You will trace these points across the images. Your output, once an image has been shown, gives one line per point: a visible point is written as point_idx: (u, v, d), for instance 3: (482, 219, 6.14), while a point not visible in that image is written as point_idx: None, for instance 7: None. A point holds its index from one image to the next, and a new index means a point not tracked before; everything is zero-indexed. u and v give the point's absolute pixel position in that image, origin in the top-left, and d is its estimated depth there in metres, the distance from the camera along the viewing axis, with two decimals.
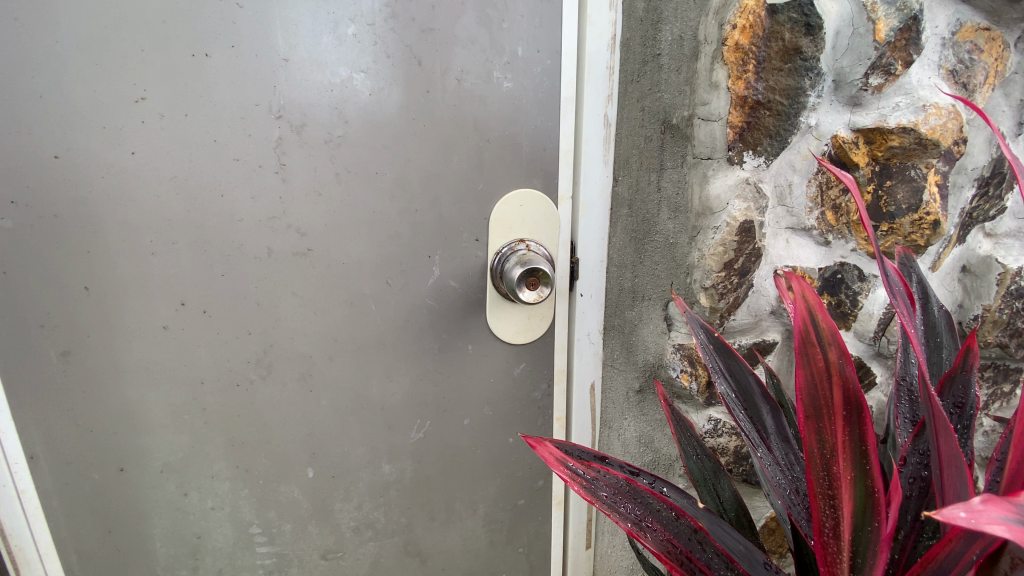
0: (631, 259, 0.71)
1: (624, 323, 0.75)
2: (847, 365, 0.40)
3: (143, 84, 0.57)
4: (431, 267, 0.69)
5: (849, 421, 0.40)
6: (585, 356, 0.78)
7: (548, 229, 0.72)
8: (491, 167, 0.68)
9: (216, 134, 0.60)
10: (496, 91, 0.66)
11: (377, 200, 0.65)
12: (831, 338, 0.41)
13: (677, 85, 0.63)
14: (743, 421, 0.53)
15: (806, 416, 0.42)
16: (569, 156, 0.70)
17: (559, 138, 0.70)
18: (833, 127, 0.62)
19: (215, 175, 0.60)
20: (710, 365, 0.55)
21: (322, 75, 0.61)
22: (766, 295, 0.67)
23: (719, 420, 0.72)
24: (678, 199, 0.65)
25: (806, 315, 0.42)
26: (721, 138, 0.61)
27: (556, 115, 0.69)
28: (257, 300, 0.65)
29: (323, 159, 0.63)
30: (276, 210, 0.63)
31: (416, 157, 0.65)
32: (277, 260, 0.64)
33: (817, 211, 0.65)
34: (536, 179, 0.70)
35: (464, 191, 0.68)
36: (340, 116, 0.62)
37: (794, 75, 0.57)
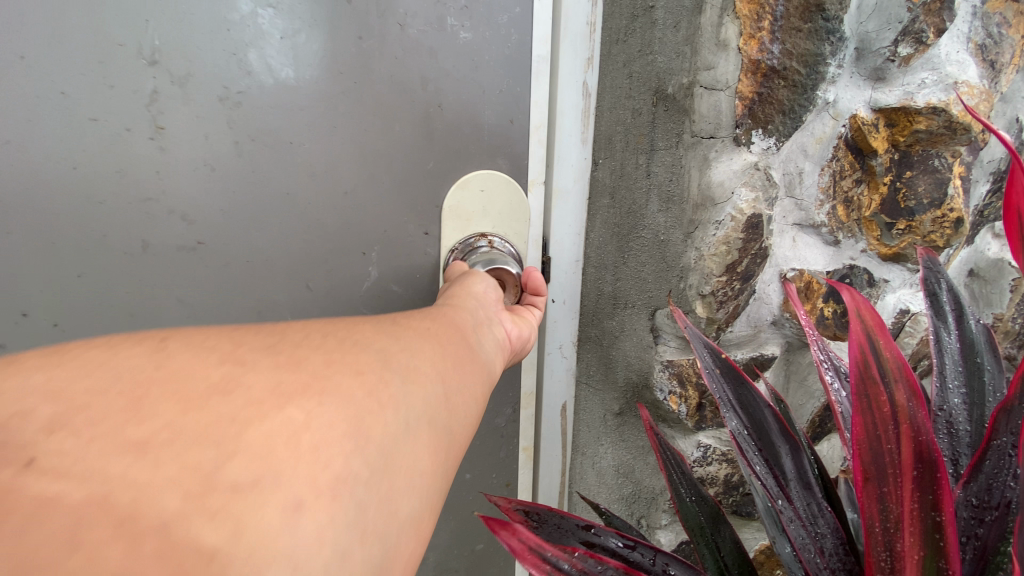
0: (611, 259, 0.60)
1: (603, 334, 0.63)
2: (920, 410, 0.30)
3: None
4: (366, 269, 0.56)
5: (920, 484, 0.30)
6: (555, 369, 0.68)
7: (517, 219, 0.60)
8: (443, 141, 0.55)
9: (65, 85, 0.43)
10: (450, 43, 0.52)
11: (294, 180, 0.51)
12: (900, 374, 0.31)
13: (675, 45, 0.49)
14: (758, 465, 0.42)
15: (865, 479, 0.32)
16: (542, 130, 0.58)
17: (530, 107, 0.57)
18: (852, 105, 0.52)
19: (61, 139, 0.43)
20: (717, 396, 0.44)
21: (214, 6, 0.45)
22: (769, 302, 0.58)
23: (709, 446, 0.61)
24: (671, 187, 0.52)
25: (863, 339, 0.32)
26: (728, 111, 0.49)
27: (526, 78, 0.56)
28: (133, 310, 0.49)
29: (219, 124, 0.47)
30: (152, 191, 0.47)
31: (346, 123, 0.51)
32: (156, 256, 0.48)
33: (828, 205, 0.55)
34: (500, 159, 0.58)
35: (410, 174, 0.54)
36: (241, 64, 0.47)
37: (814, 39, 0.46)
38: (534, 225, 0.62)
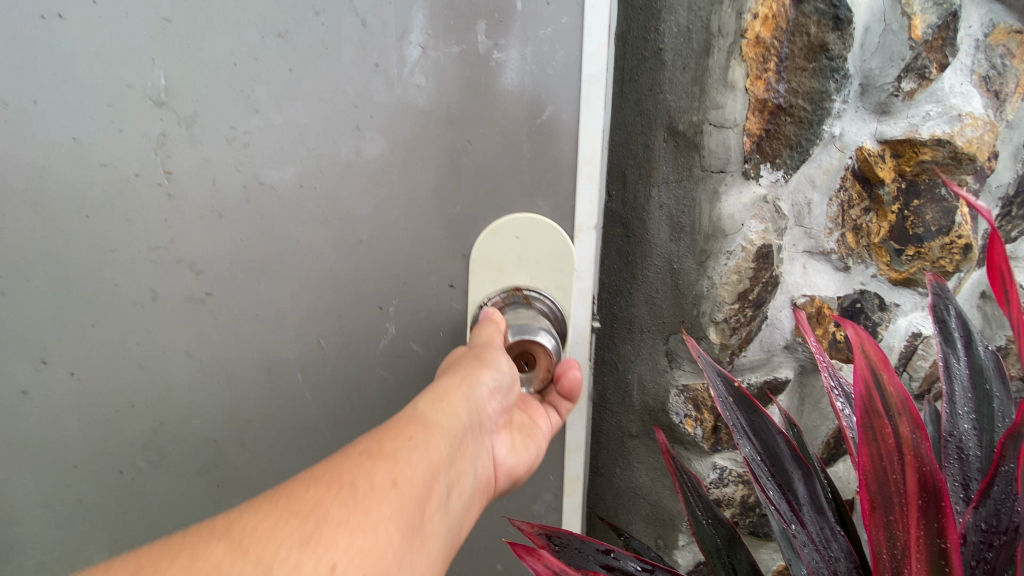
0: (626, 285, 0.60)
1: (618, 358, 0.63)
2: (923, 441, 0.32)
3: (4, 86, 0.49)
4: (384, 323, 0.56)
5: (925, 513, 0.31)
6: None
7: (561, 268, 0.56)
8: (469, 182, 0.53)
9: (76, 131, 0.50)
10: (480, 68, 0.50)
11: (304, 225, 0.53)
12: (903, 408, 0.32)
13: (684, 85, 0.52)
14: (771, 490, 0.44)
15: (872, 507, 0.33)
16: (593, 165, 0.52)
17: (580, 137, 0.52)
18: (858, 138, 0.54)
19: (80, 185, 0.51)
20: (730, 424, 0.45)
21: (222, 45, 0.49)
22: (781, 327, 0.59)
23: (725, 469, 0.63)
24: (683, 217, 0.55)
25: (868, 373, 0.33)
26: (737, 147, 0.51)
27: (573, 103, 0.51)
28: (143, 362, 0.57)
29: (226, 166, 0.51)
30: (161, 239, 0.53)
31: (361, 161, 0.52)
32: (167, 306, 0.55)
33: (837, 233, 0.57)
34: (539, 202, 0.54)
35: (428, 215, 0.54)
36: (249, 103, 0.50)
37: (818, 77, 0.49)
38: (583, 279, 0.56)
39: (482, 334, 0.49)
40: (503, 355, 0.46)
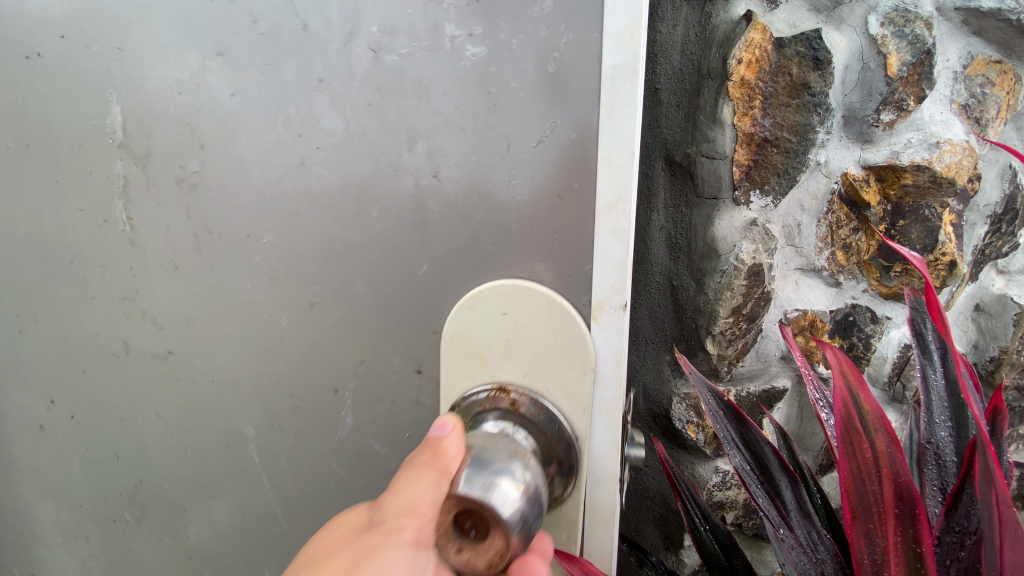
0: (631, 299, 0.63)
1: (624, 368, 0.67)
2: (897, 455, 0.36)
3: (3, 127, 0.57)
4: (340, 412, 0.47)
5: (901, 519, 0.37)
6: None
7: (574, 370, 0.39)
8: (434, 232, 0.40)
9: (60, 175, 0.52)
10: (449, 66, 0.37)
11: (252, 280, 0.46)
12: (879, 425, 0.37)
13: (678, 121, 0.58)
14: (760, 497, 0.48)
15: (854, 516, 0.38)
16: (620, 212, 0.36)
17: (598, 166, 0.36)
18: (842, 164, 0.58)
19: (66, 231, 0.53)
20: (721, 436, 0.49)
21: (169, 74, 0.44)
22: (776, 339, 0.64)
23: (727, 472, 0.67)
24: (680, 236, 0.60)
25: (847, 394, 0.38)
26: (728, 176, 0.56)
27: (594, 116, 0.35)
28: (122, 416, 0.57)
29: (178, 212, 0.47)
30: (129, 290, 0.52)
31: (304, 210, 0.43)
32: (136, 358, 0.54)
33: (827, 251, 0.61)
34: (537, 264, 0.38)
35: (383, 282, 0.42)
36: (193, 135, 0.45)
37: (802, 111, 0.54)
38: (608, 386, 0.39)
39: (404, 494, 0.35)
40: (403, 565, 0.34)
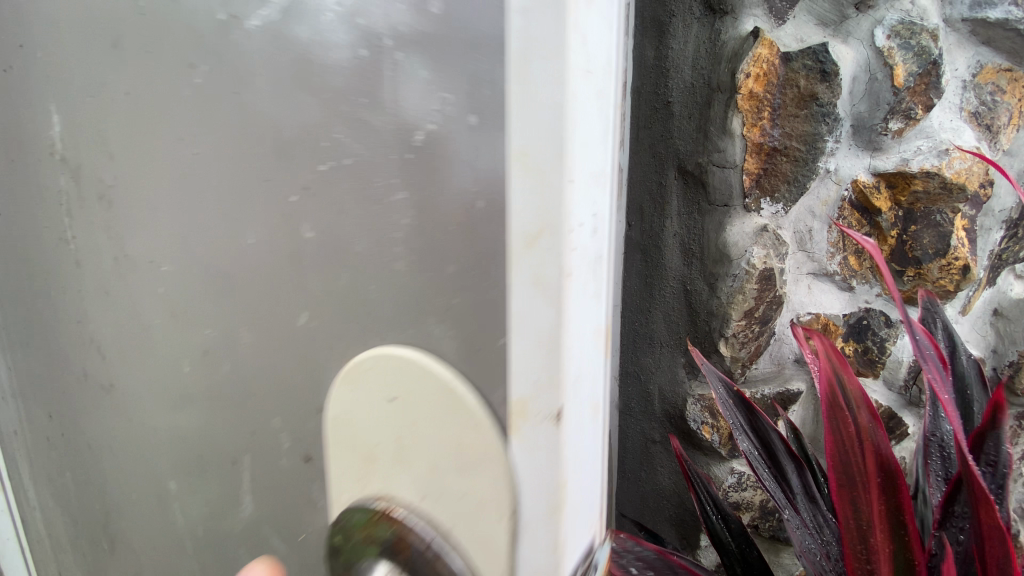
0: (647, 303, 0.66)
1: (641, 371, 0.69)
2: (879, 429, 0.38)
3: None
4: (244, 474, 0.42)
5: (884, 490, 0.38)
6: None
7: None
8: (313, 264, 0.31)
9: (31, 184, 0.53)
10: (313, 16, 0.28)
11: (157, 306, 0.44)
12: (860, 401, 0.39)
13: (690, 132, 0.60)
14: (769, 481, 0.49)
15: (839, 485, 0.39)
16: (543, 251, 0.22)
17: (508, 175, 0.22)
18: (852, 171, 0.60)
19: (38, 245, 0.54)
20: (731, 422, 0.51)
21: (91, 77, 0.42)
22: (790, 343, 0.65)
23: (742, 473, 0.68)
24: (693, 241, 0.62)
25: (830, 372, 0.40)
26: (737, 184, 0.59)
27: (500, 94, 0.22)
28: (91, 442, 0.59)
29: (108, 228, 0.46)
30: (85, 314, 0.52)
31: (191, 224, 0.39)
32: (95, 384, 0.55)
33: (839, 256, 0.63)
34: (428, 321, 0.26)
35: (265, 323, 0.35)
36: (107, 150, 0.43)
37: (810, 121, 0.56)
38: (537, 543, 0.25)
39: None
40: None
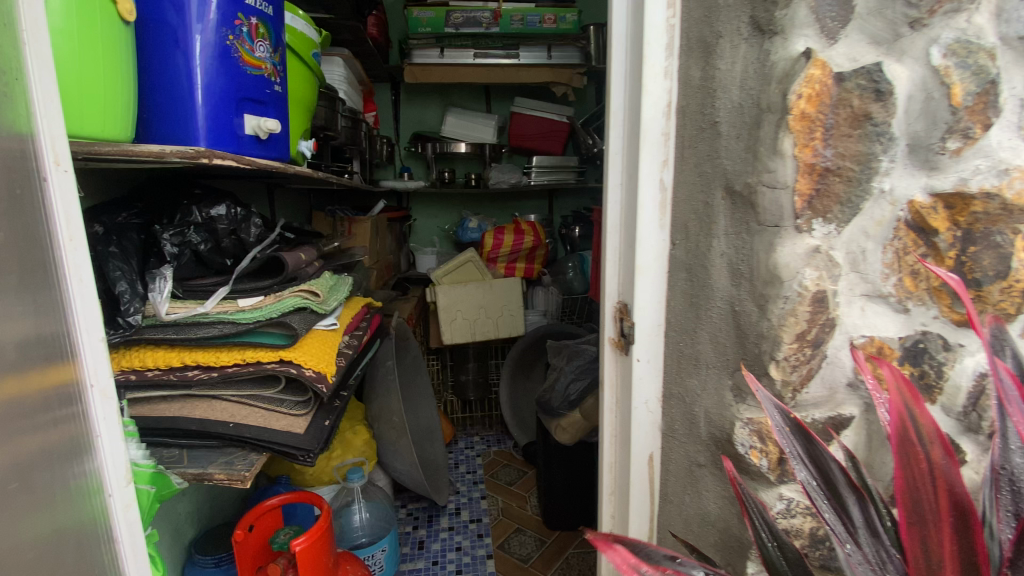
0: (692, 324, 0.66)
1: (685, 393, 0.69)
2: (953, 465, 0.37)
3: (65, 165, 0.63)
4: None
5: (958, 529, 0.36)
6: (614, 421, 0.77)
7: None
8: None
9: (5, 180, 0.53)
10: None
11: None
12: (934, 435, 0.38)
13: (738, 153, 0.59)
14: (827, 513, 0.48)
15: (907, 521, 0.38)
16: None
17: None
18: (909, 191, 0.58)
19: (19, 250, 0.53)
20: (787, 449, 0.50)
21: None
22: (842, 366, 0.63)
23: (792, 499, 0.66)
24: (740, 262, 0.61)
25: (902, 406, 0.39)
26: (789, 206, 0.56)
27: None
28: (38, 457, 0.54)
29: None
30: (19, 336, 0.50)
31: None
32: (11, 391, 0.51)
33: (894, 277, 0.61)
34: None
35: None
36: None
37: (865, 141, 0.58)
38: None
39: None
40: None
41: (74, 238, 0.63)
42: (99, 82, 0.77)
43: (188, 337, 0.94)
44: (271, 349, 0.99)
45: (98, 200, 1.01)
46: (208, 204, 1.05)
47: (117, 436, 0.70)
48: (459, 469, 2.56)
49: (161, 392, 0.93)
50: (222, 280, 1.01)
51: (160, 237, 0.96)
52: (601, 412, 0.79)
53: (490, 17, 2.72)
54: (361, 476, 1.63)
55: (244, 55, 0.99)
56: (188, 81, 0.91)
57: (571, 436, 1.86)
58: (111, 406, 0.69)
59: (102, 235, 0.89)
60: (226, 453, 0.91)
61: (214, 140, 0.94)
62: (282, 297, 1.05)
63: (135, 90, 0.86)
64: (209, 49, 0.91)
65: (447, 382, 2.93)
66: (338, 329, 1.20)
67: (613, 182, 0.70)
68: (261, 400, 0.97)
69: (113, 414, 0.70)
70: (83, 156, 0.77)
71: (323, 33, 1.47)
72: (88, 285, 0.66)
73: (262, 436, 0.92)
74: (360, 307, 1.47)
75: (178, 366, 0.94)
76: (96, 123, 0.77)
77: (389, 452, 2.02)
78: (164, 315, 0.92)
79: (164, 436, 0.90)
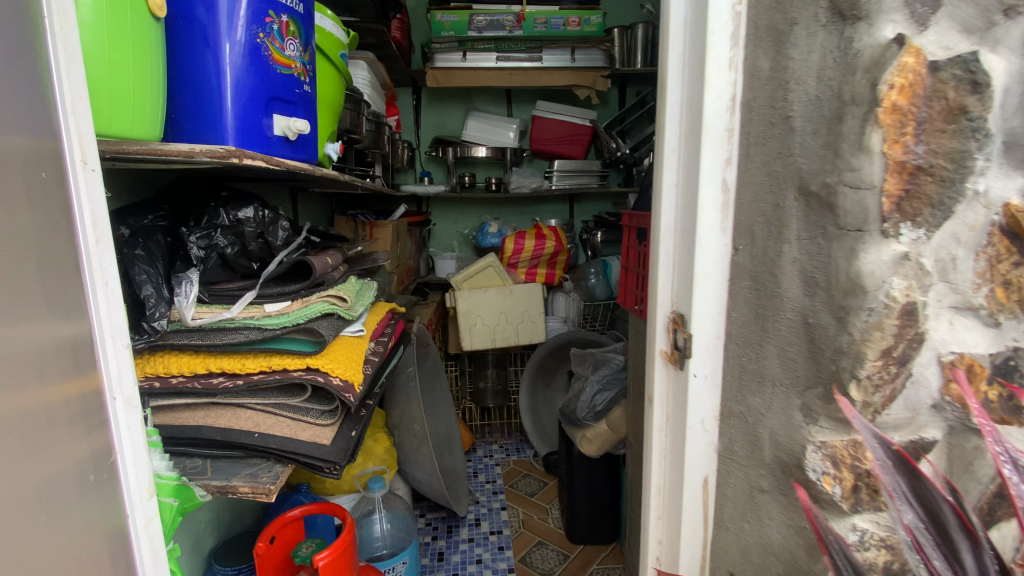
0: (757, 336, 0.61)
1: (747, 412, 0.63)
2: None
3: (93, 164, 0.60)
4: None
5: None
6: (665, 439, 0.71)
7: None
8: None
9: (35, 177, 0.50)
10: None
11: None
12: None
13: (815, 150, 0.54)
14: (937, 563, 0.40)
15: None
16: None
17: None
18: (1005, 194, 0.49)
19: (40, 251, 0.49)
20: (889, 487, 0.42)
21: None
22: (928, 385, 0.55)
23: (866, 531, 0.56)
24: (815, 270, 0.55)
25: None
26: (876, 208, 0.51)
27: None
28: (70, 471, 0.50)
29: None
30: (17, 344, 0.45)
31: None
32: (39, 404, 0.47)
33: (986, 288, 0.51)
34: None
35: None
36: None
37: (959, 137, 0.49)
38: None
39: None
40: None
41: (100, 240, 0.60)
42: (129, 80, 0.75)
43: (213, 343, 0.91)
44: (298, 356, 0.95)
45: (125, 201, 0.99)
46: (235, 207, 1.01)
47: (140, 447, 0.66)
48: (478, 478, 2.51)
49: (185, 400, 0.90)
50: (249, 285, 0.98)
51: (186, 240, 0.93)
52: (649, 429, 0.73)
53: (512, 21, 2.72)
54: (381, 485, 1.59)
55: (275, 54, 0.96)
56: (218, 79, 0.88)
57: (596, 448, 1.80)
58: (135, 416, 0.66)
59: (128, 238, 0.88)
60: (250, 464, 0.88)
61: (242, 140, 0.91)
62: (309, 302, 1.01)
63: (164, 87, 0.83)
64: (240, 47, 0.88)
65: (465, 389, 2.89)
66: (363, 335, 1.16)
67: (668, 181, 0.65)
68: (286, 409, 0.94)
69: (136, 424, 0.66)
70: (112, 155, 0.74)
71: (351, 35, 1.45)
72: (115, 290, 0.63)
73: (287, 447, 0.88)
74: (384, 313, 1.43)
75: (203, 373, 0.92)
76: (127, 122, 0.75)
77: (409, 461, 1.98)
78: (189, 321, 0.90)
79: (187, 446, 0.87)
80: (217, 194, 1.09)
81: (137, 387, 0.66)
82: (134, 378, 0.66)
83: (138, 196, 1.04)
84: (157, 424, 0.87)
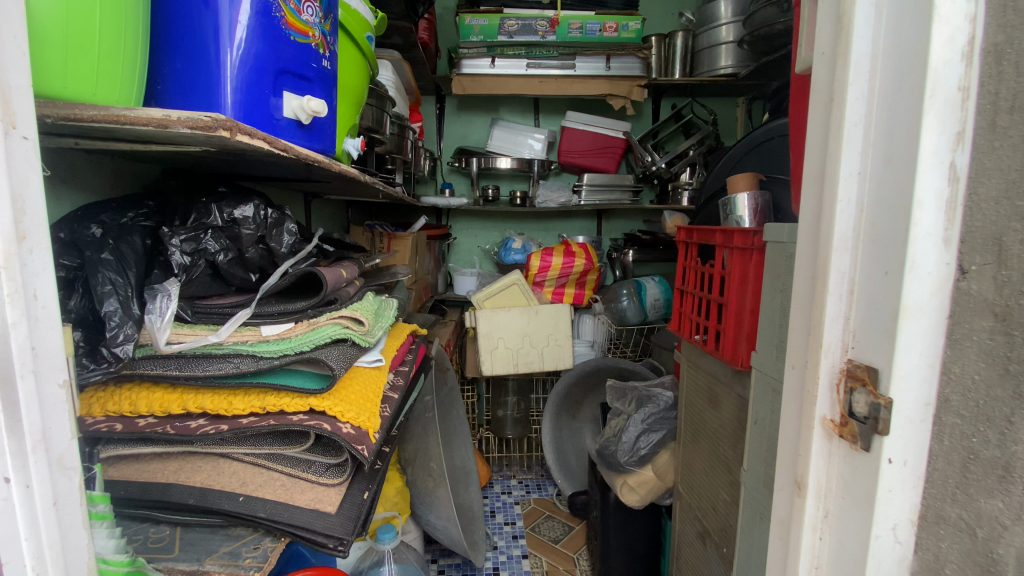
0: (1001, 408, 0.40)
1: (974, 520, 0.42)
2: None
3: (26, 131, 0.42)
4: None
5: None
6: (822, 546, 0.48)
7: None
8: None
9: None
10: None
11: None
12: None
13: None
14: None
15: None
16: None
17: None
18: None
19: None
20: None
21: None
22: None
23: None
24: None
25: None
26: None
27: None
28: None
29: None
30: None
31: None
32: None
33: None
34: None
35: None
36: None
37: None
38: None
39: None
40: None
41: (21, 239, 0.41)
42: (98, 27, 0.56)
43: (194, 376, 0.72)
44: (299, 394, 0.75)
45: (103, 196, 0.81)
46: (232, 203, 0.82)
47: (73, 527, 0.46)
48: (496, 519, 2.27)
49: (154, 449, 0.70)
50: (243, 302, 0.79)
51: (167, 243, 0.73)
52: (791, 526, 0.51)
53: (546, 25, 2.54)
54: (392, 536, 1.36)
55: (289, 16, 0.78)
56: (217, 41, 0.69)
57: (640, 499, 1.56)
58: (71, 481, 0.46)
59: (96, 239, 0.68)
60: (231, 538, 0.67)
61: (250, 121, 0.73)
62: (317, 325, 0.81)
63: (147, 46, 0.65)
64: (249, 4, 0.70)
65: (484, 417, 2.66)
66: (382, 365, 0.96)
67: (847, 171, 0.44)
68: (280, 461, 0.73)
69: (73, 494, 0.46)
70: (68, 125, 0.56)
71: (379, 15, 1.27)
72: (47, 307, 0.44)
73: (279, 516, 0.67)
74: (403, 337, 1.23)
75: (179, 414, 0.72)
76: (93, 82, 0.57)
77: (423, 503, 1.76)
78: (162, 346, 0.70)
79: (152, 510, 0.67)
80: (213, 190, 0.91)
81: (75, 441, 0.46)
82: (71, 430, 0.46)
83: (120, 191, 0.86)
84: (113, 481, 0.67)
